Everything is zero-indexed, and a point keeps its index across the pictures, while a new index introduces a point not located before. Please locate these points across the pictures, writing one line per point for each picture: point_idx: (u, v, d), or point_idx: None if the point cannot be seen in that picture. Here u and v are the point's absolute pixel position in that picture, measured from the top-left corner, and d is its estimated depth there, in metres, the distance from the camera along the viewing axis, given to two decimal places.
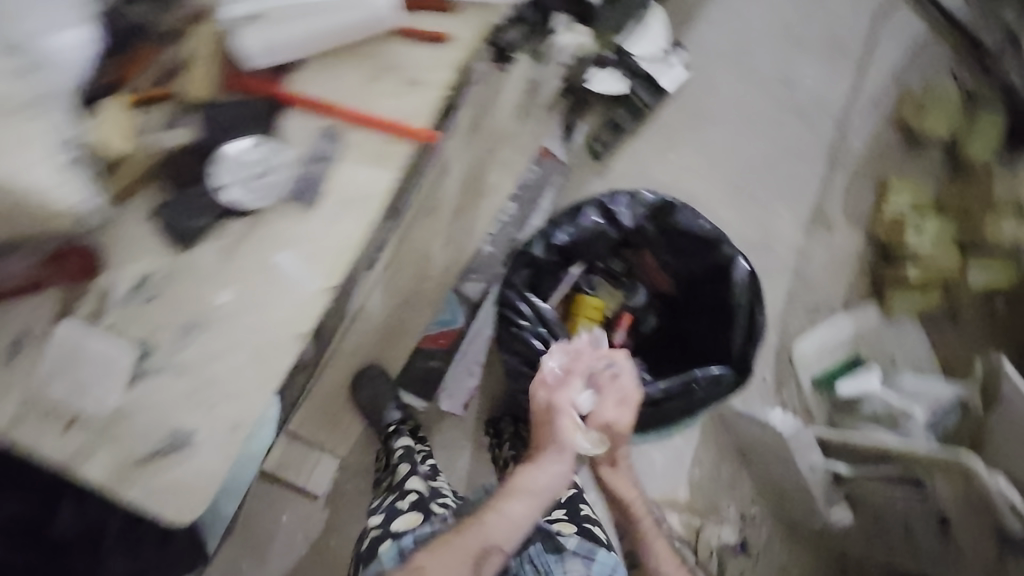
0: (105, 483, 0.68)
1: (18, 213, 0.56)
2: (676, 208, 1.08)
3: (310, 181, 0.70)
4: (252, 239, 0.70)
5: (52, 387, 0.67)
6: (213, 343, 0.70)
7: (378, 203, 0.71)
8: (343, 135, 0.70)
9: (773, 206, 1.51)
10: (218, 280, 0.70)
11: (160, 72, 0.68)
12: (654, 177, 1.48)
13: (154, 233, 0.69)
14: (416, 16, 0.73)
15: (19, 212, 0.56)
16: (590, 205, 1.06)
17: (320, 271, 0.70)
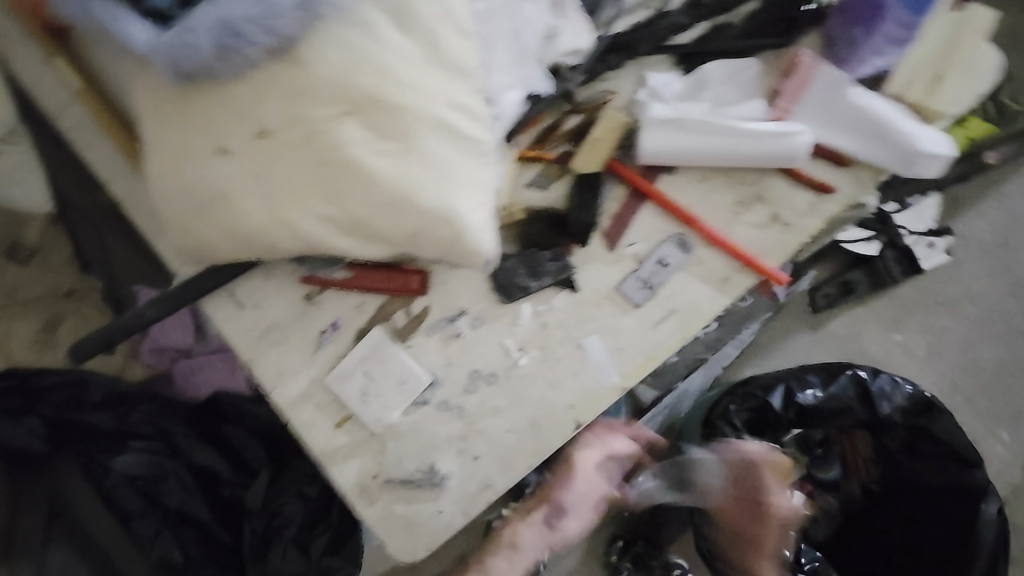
0: (351, 491, 0.69)
1: (431, 247, 0.55)
2: (941, 413, 0.96)
3: (648, 281, 0.69)
4: (568, 315, 0.70)
5: (345, 381, 0.69)
6: (494, 398, 0.69)
7: (703, 323, 0.68)
8: (691, 250, 0.69)
9: (998, 429, 1.34)
10: (523, 340, 0.70)
11: (551, 135, 0.70)
12: (869, 349, 1.38)
13: (486, 281, 0.71)
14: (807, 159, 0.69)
15: (432, 246, 0.55)
16: (845, 372, 0.97)
17: (622, 369, 0.69)
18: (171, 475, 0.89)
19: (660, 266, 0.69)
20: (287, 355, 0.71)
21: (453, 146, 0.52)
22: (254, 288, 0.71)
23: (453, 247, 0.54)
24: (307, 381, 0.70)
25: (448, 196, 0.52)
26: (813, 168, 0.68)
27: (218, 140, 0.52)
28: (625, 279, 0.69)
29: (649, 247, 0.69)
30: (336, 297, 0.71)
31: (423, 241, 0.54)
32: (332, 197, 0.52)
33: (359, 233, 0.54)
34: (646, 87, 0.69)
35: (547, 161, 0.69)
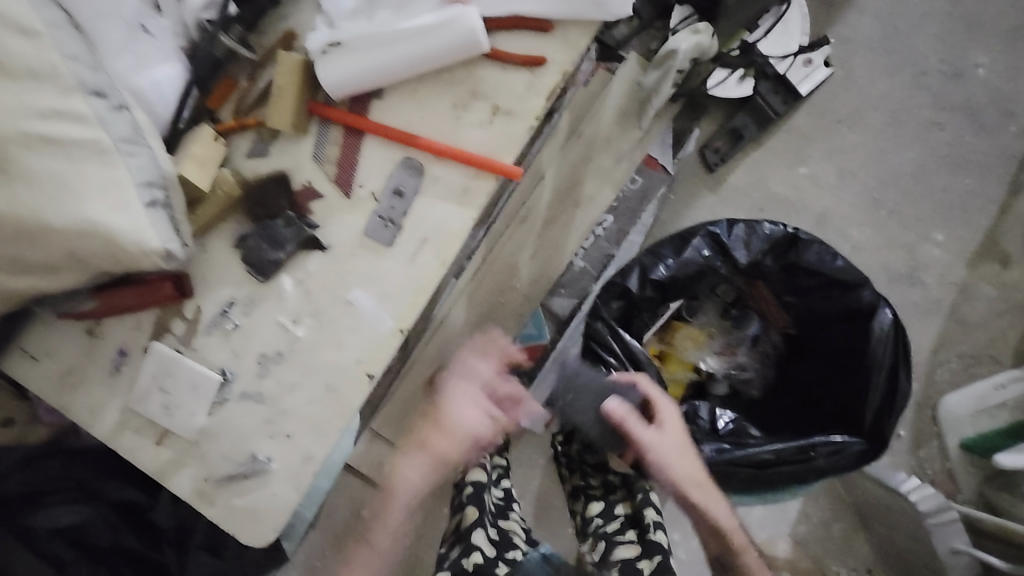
0: (188, 498, 0.71)
1: (93, 256, 0.55)
2: (807, 244, 0.92)
3: (391, 216, 0.66)
4: (329, 274, 0.67)
5: (148, 401, 0.71)
6: (287, 375, 0.69)
7: (456, 243, 0.65)
8: (424, 170, 0.66)
9: (928, 232, 1.28)
10: (296, 312, 0.68)
11: (249, 101, 0.68)
12: (777, 192, 1.30)
13: (241, 265, 0.69)
14: (505, 36, 0.66)
15: (95, 255, 0.55)
16: (700, 234, 0.92)
17: (394, 311, 0.67)
18: (92, 519, 0.95)
19: (399, 194, 0.66)
20: (88, 392, 0.72)
21: (67, 153, 0.53)
22: (41, 338, 0.72)
23: (106, 248, 0.55)
24: (116, 411, 0.72)
25: (78, 202, 0.54)
26: (519, 44, 0.66)
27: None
28: (370, 223, 0.66)
29: (382, 181, 0.66)
30: (114, 323, 0.71)
31: (82, 253, 0.55)
32: None
33: (24, 263, 0.56)
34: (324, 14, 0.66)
35: (251, 127, 0.67)
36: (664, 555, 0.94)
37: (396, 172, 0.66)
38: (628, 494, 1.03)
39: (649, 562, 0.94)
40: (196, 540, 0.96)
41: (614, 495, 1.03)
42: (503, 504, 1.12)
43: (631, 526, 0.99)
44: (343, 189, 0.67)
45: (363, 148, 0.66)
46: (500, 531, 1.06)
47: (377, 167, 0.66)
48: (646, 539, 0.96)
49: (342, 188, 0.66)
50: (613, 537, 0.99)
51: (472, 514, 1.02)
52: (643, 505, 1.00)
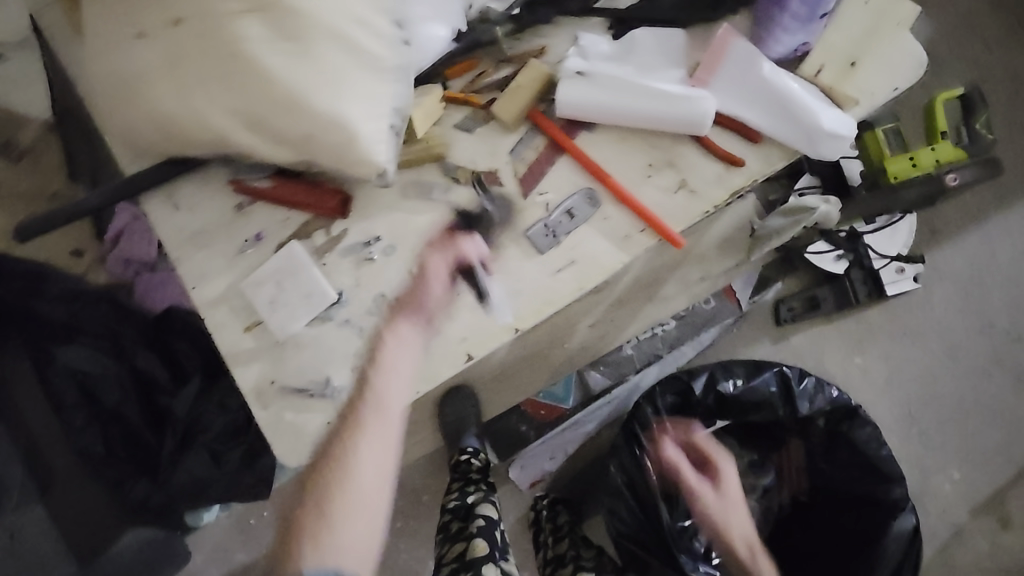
0: (248, 391, 0.72)
1: (324, 149, 0.62)
2: (862, 421, 0.97)
3: (554, 230, 0.72)
4: (476, 252, 0.72)
5: (259, 289, 0.73)
6: (395, 323, 0.72)
7: (600, 277, 0.70)
8: (599, 204, 0.72)
9: (946, 465, 1.33)
10: (430, 272, 0.72)
11: (478, 85, 0.77)
12: (825, 367, 1.37)
13: (404, 211, 0.74)
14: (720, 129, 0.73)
15: (325, 149, 0.62)
16: (772, 369, 0.99)
17: (517, 309, 0.71)
18: (111, 376, 0.94)
19: (568, 215, 0.72)
20: (209, 258, 0.75)
21: (353, 59, 0.61)
22: (191, 194, 0.77)
23: (342, 147, 0.61)
24: (226, 284, 0.74)
25: (341, 101, 0.60)
26: (726, 140, 0.73)
27: (139, 30, 0.62)
28: (533, 231, 0.72)
29: (559, 199, 0.73)
30: (264, 210, 0.76)
31: (318, 141, 0.61)
32: (237, 90, 0.60)
33: (262, 129, 0.61)
34: (577, 45, 0.77)
35: (472, 105, 0.75)
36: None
37: (577, 201, 0.72)
38: None
39: None
40: (190, 438, 0.93)
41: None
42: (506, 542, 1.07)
43: None
44: (525, 189, 0.73)
45: (553, 165, 0.74)
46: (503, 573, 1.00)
47: (559, 183, 0.73)
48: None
49: (524, 187, 0.73)
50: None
51: (482, 547, 1.02)
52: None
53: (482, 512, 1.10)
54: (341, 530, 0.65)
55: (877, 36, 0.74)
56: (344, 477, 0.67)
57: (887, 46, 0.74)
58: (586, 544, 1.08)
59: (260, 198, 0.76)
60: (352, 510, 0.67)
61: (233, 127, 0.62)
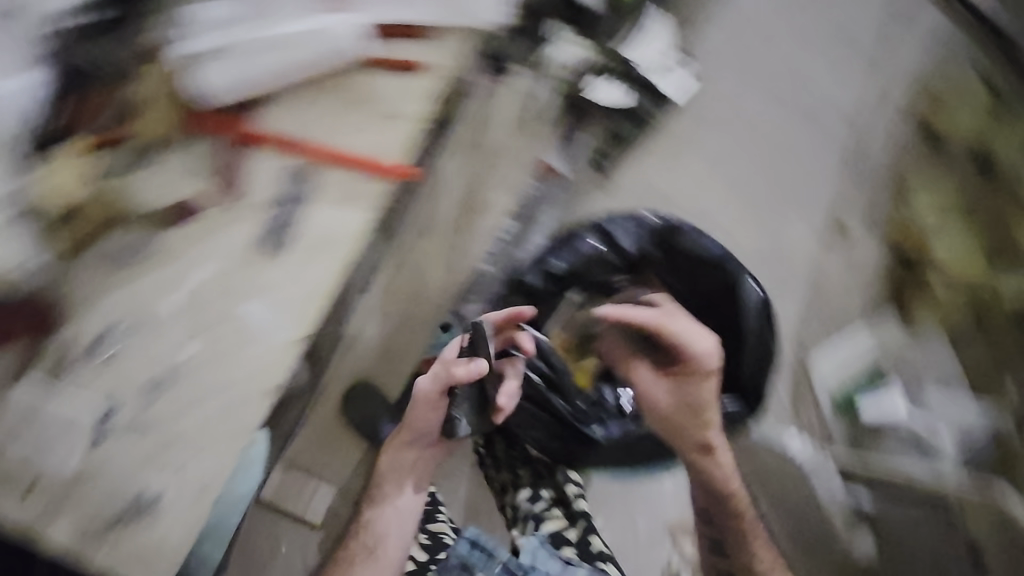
0: (64, 552, 0.64)
1: None
2: (680, 230, 1.01)
3: (280, 225, 0.66)
4: (217, 288, 0.65)
5: (10, 449, 0.63)
6: (178, 400, 0.65)
7: (350, 248, 0.66)
8: (311, 175, 0.66)
9: (785, 215, 1.43)
10: (183, 333, 0.65)
11: (115, 115, 0.66)
12: (655, 189, 1.41)
13: (120, 285, 0.65)
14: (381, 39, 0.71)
15: None
16: (588, 228, 1.00)
17: (289, 319, 0.66)
18: None
19: (281, 201, 0.66)
20: None
21: None
22: None
23: None
24: None
25: None
26: (402, 52, 0.71)
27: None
28: (261, 237, 0.66)
29: (269, 190, 0.66)
30: None
31: None
32: None
33: None
34: (182, 25, 0.66)
35: (122, 141, 0.66)
36: (588, 519, 0.99)
37: (290, 182, 0.66)
38: (552, 477, 1.05)
39: (576, 530, 0.98)
40: None
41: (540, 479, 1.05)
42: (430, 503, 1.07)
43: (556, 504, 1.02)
44: (224, 197, 0.66)
45: (243, 156, 0.67)
46: (432, 534, 1.01)
47: (260, 175, 0.66)
48: (571, 511, 1.00)
49: (228, 191, 0.65)
50: (540, 515, 1.00)
51: None
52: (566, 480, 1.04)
53: None
54: (380, 554, 0.93)
55: None
56: (390, 508, 0.97)
57: None
58: (519, 457, 1.08)
59: None
60: (392, 539, 0.94)
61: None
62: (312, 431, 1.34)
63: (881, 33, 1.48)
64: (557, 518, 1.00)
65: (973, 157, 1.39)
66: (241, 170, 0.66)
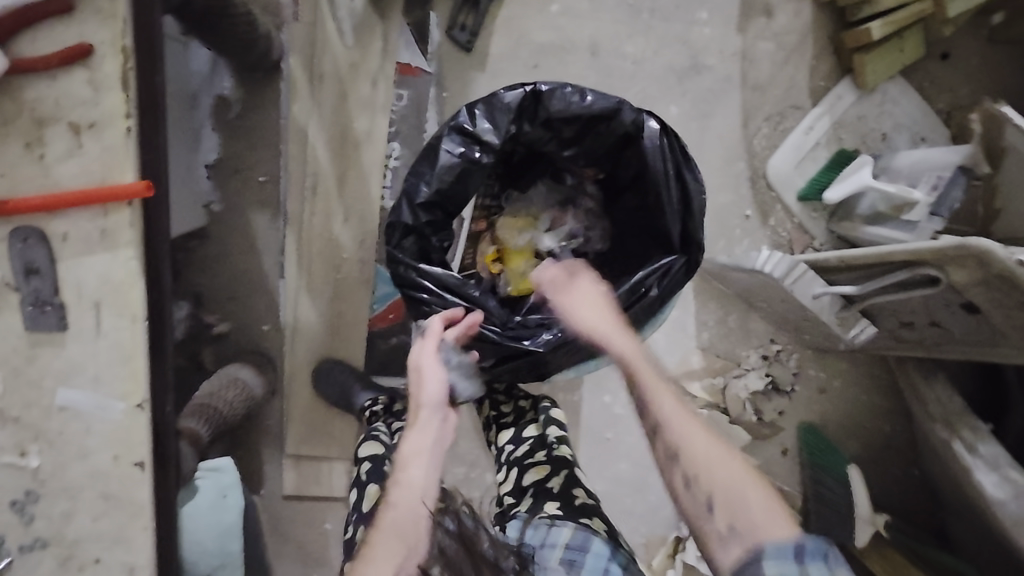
0: None
1: None
2: (547, 93, 0.86)
3: (45, 298, 0.57)
4: (25, 385, 0.58)
5: None
6: (57, 504, 0.61)
7: (138, 293, 0.57)
8: (47, 233, 0.56)
9: (692, 14, 1.24)
10: (20, 442, 0.59)
11: None
12: (538, 44, 1.23)
13: None
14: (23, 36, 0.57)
15: None
16: (446, 134, 0.85)
17: (113, 391, 0.58)
18: None
19: (32, 275, 0.56)
20: None
21: None
22: None
23: None
24: None
25: None
26: (61, 34, 0.57)
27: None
28: (31, 320, 0.57)
29: (13, 270, 0.56)
30: None
31: None
32: None
33: None
34: None
35: None
36: (569, 468, 1.00)
37: (27, 252, 0.56)
38: (535, 415, 1.09)
39: (558, 477, 0.98)
40: None
41: (523, 419, 1.09)
42: None
43: (539, 446, 1.04)
44: None
45: None
46: None
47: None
48: (553, 456, 1.01)
49: None
50: (523, 460, 1.03)
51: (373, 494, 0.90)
52: (548, 423, 1.07)
53: (364, 454, 0.97)
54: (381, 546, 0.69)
55: None
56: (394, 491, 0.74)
57: None
58: (504, 394, 1.12)
59: None
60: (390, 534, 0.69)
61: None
62: (299, 424, 1.33)
63: None
64: (541, 466, 1.01)
65: None
66: None
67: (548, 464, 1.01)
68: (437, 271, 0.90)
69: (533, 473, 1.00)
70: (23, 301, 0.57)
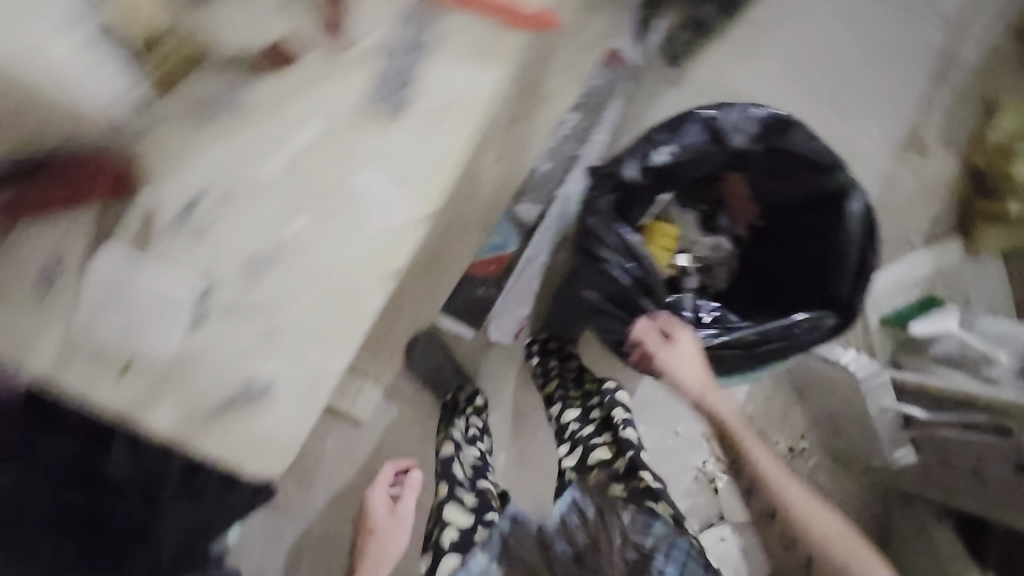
0: (174, 434, 0.60)
1: (63, 101, 0.50)
2: (793, 125, 0.92)
3: (402, 80, 0.56)
4: (329, 154, 0.57)
5: (107, 322, 0.57)
6: (286, 281, 0.59)
7: (485, 115, 0.57)
8: (438, 20, 0.57)
9: (863, 126, 1.35)
10: (288, 204, 0.57)
11: None
12: (731, 89, 1.31)
13: (220, 140, 0.57)
14: None
15: (64, 100, 0.51)
16: (696, 118, 0.90)
17: (411, 195, 0.58)
18: (21, 482, 0.73)
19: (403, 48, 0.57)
20: (12, 321, 0.57)
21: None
22: None
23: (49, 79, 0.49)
24: (57, 341, 0.58)
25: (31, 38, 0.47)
26: None
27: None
28: (377, 92, 0.56)
29: (391, 36, 0.57)
30: (44, 230, 0.57)
31: (42, 96, 0.49)
32: None
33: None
34: None
35: None
36: (634, 448, 1.10)
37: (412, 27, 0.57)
38: (600, 399, 1.21)
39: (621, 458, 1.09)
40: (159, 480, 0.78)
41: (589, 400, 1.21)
42: (479, 464, 1.18)
43: (605, 428, 1.15)
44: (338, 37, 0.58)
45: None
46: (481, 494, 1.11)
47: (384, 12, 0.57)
48: (618, 437, 1.12)
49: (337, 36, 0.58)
50: (589, 440, 1.15)
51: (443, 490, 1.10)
52: (614, 405, 1.18)
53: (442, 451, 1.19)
54: None
55: None
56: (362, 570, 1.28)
57: None
58: (574, 379, 1.29)
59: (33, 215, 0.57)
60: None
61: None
62: None
63: None
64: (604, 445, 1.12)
65: None
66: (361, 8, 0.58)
67: (614, 443, 1.12)
68: (626, 231, 0.92)
69: (598, 452, 1.12)
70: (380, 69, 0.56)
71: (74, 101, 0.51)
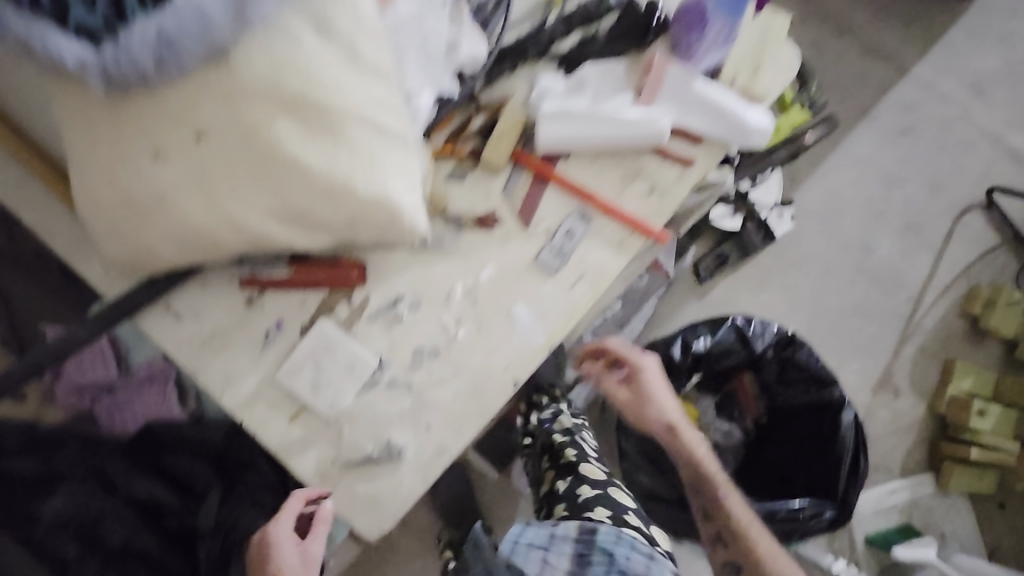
0: (312, 479, 0.73)
1: (373, 228, 0.63)
2: (801, 344, 1.18)
3: (562, 251, 0.80)
4: (497, 287, 0.79)
5: (298, 375, 0.73)
6: (439, 372, 0.77)
7: (608, 281, 0.80)
8: (592, 221, 0.81)
9: (846, 362, 1.64)
10: (458, 316, 0.78)
11: (461, 134, 0.80)
12: (743, 310, 1.60)
13: (421, 265, 0.78)
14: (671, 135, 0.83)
15: (374, 227, 0.63)
16: (728, 323, 1.18)
17: (546, 328, 0.79)
18: (106, 512, 0.84)
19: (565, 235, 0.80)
20: (229, 359, 0.73)
21: (377, 133, 0.61)
22: (195, 300, 0.74)
23: (379, 215, 0.62)
24: (253, 383, 0.73)
25: (380, 184, 0.61)
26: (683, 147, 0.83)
27: (112, 136, 0.56)
28: (544, 256, 0.80)
29: (560, 228, 0.80)
30: (276, 297, 0.75)
31: (363, 223, 0.62)
32: (285, 189, 0.59)
33: (291, 220, 0.61)
34: (537, 88, 0.81)
35: (461, 157, 0.79)
36: None
37: (573, 225, 0.80)
38: None
39: None
40: (234, 533, 0.83)
41: None
42: None
43: None
44: (522, 220, 0.80)
45: (543, 195, 0.81)
46: None
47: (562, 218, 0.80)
48: None
49: (521, 220, 0.80)
50: None
51: None
52: None
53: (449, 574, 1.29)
54: None
55: (768, 42, 0.83)
56: None
57: (776, 52, 0.83)
58: None
59: (283, 289, 0.75)
60: None
61: (287, 232, 0.61)
62: None
63: (950, 231, 1.70)
64: None
65: (1005, 349, 1.67)
66: (548, 205, 0.81)
67: None
68: None
69: None
70: (547, 245, 0.80)
71: (384, 228, 0.63)
